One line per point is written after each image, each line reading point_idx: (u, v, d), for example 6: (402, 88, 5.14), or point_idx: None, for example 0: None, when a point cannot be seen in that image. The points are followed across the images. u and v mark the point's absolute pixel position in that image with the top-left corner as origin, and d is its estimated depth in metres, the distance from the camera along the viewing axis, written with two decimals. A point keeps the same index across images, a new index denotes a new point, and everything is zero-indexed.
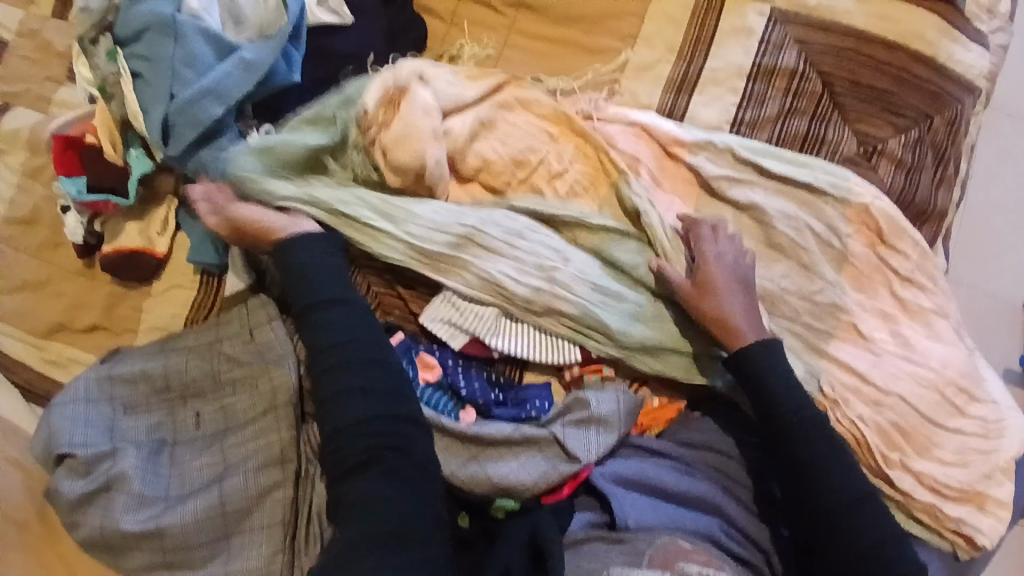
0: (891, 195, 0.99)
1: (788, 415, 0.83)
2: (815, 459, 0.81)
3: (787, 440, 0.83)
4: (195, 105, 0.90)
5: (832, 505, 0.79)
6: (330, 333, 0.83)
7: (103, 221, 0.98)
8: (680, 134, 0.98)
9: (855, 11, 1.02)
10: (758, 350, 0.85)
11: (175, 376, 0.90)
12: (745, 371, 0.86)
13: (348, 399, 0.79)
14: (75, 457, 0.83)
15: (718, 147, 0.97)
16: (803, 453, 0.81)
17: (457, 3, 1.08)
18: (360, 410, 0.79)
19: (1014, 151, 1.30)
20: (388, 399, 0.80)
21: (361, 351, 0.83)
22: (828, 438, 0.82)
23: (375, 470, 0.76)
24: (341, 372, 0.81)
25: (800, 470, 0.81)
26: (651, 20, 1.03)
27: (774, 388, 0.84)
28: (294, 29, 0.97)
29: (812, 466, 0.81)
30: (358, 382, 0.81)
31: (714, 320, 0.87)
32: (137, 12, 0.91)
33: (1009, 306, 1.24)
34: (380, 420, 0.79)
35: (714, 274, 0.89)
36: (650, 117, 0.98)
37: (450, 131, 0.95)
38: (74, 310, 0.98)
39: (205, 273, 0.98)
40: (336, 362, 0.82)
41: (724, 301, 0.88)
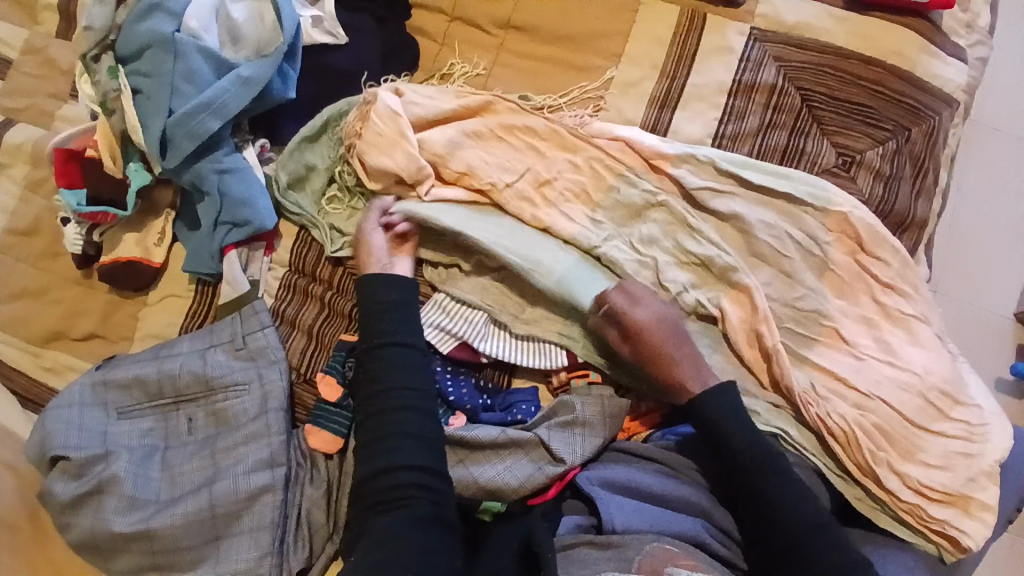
0: (871, 205, 1.01)
1: (741, 450, 0.84)
2: (768, 490, 0.82)
3: (744, 476, 0.84)
4: (194, 119, 0.94)
5: (783, 542, 0.80)
6: (398, 376, 0.85)
7: (102, 232, 1.00)
8: (661, 147, 1.00)
9: (832, 30, 1.07)
10: (710, 398, 0.87)
11: (168, 381, 0.91)
12: (700, 420, 0.87)
13: (390, 395, 0.84)
14: (68, 460, 0.84)
15: (700, 159, 0.99)
16: (772, 488, 0.82)
17: (450, 23, 1.12)
18: (418, 459, 0.81)
19: (998, 166, 1.34)
20: (435, 453, 0.83)
21: (422, 399, 0.85)
22: (783, 467, 0.84)
23: (411, 515, 0.78)
24: (398, 416, 0.83)
25: (754, 507, 0.83)
26: (636, 39, 1.08)
27: (729, 424, 0.85)
28: (291, 48, 1.01)
29: (764, 500, 0.82)
30: (417, 429, 0.82)
31: (661, 378, 0.89)
32: (141, 29, 0.95)
33: (997, 317, 1.26)
34: (429, 471, 0.81)
35: (655, 338, 0.88)
36: (634, 132, 1.00)
37: (429, 141, 1.00)
38: (72, 318, 1.00)
39: (201, 283, 1.00)
40: (398, 405, 0.84)
41: (666, 362, 0.88)
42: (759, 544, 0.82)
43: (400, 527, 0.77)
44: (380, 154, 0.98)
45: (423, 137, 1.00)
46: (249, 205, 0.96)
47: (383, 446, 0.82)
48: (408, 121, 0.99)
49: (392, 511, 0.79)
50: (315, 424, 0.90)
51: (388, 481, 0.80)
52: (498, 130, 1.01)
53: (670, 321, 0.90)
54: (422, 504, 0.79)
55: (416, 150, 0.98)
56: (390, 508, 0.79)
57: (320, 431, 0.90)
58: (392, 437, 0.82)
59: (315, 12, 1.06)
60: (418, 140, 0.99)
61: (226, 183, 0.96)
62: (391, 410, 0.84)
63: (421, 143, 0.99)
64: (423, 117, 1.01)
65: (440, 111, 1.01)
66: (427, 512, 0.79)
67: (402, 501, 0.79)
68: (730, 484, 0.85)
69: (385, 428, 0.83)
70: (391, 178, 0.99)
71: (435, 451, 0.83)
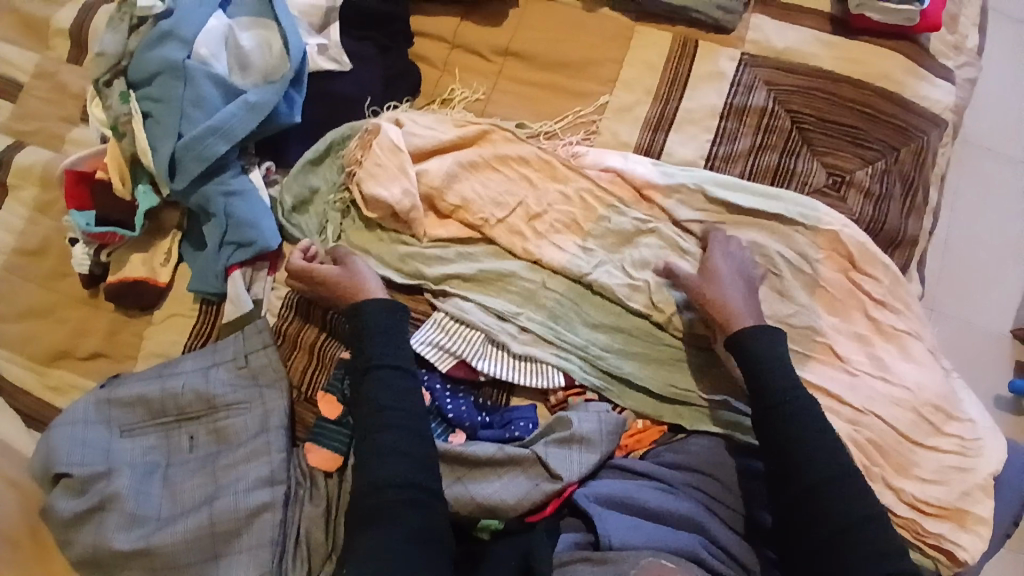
0: (862, 224, 1.03)
1: (775, 387, 0.86)
2: (799, 434, 0.84)
3: (791, 456, 0.83)
4: (202, 143, 0.97)
5: (830, 530, 0.79)
6: (390, 398, 0.86)
7: (109, 253, 1.02)
8: (654, 176, 1.02)
9: (820, 55, 1.10)
10: (759, 331, 0.89)
11: (171, 399, 0.92)
12: (747, 354, 0.88)
13: (382, 415, 0.85)
14: (71, 477, 0.86)
15: (691, 186, 1.02)
16: (798, 425, 0.84)
17: (451, 51, 1.16)
18: (406, 475, 0.81)
19: (989, 185, 1.36)
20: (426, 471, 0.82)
21: (409, 419, 0.85)
22: (814, 413, 0.85)
23: (404, 530, 0.78)
24: (387, 434, 0.83)
25: (786, 444, 0.84)
26: (629, 65, 1.11)
27: (779, 400, 0.85)
28: (297, 75, 1.04)
29: (799, 439, 0.83)
30: (401, 447, 0.83)
31: (712, 297, 0.92)
32: (152, 57, 0.99)
33: (993, 334, 1.27)
34: (417, 487, 0.81)
35: (717, 262, 0.95)
36: (624, 162, 1.04)
37: (428, 172, 1.02)
38: (77, 337, 1.02)
39: (205, 302, 1.02)
40: (386, 425, 0.84)
41: (725, 284, 0.93)
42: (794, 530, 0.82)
43: (394, 542, 0.77)
44: (379, 183, 1.01)
45: (423, 168, 1.03)
46: (253, 225, 0.99)
47: (372, 465, 0.82)
48: (408, 156, 1.02)
49: (379, 525, 0.79)
50: (314, 442, 0.91)
51: (372, 499, 0.80)
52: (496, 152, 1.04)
53: (742, 273, 0.95)
54: (409, 518, 0.79)
55: (413, 186, 1.01)
56: (377, 521, 0.79)
57: (323, 450, 0.91)
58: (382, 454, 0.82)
59: (321, 40, 1.10)
60: (417, 172, 1.02)
61: (232, 206, 0.99)
62: (376, 431, 0.84)
63: (419, 176, 1.02)
64: (421, 148, 1.04)
65: (439, 142, 1.04)
66: (417, 528, 0.78)
67: (384, 516, 0.79)
68: (777, 461, 0.84)
69: (372, 449, 0.83)
70: (387, 211, 1.02)
71: (427, 470, 0.82)
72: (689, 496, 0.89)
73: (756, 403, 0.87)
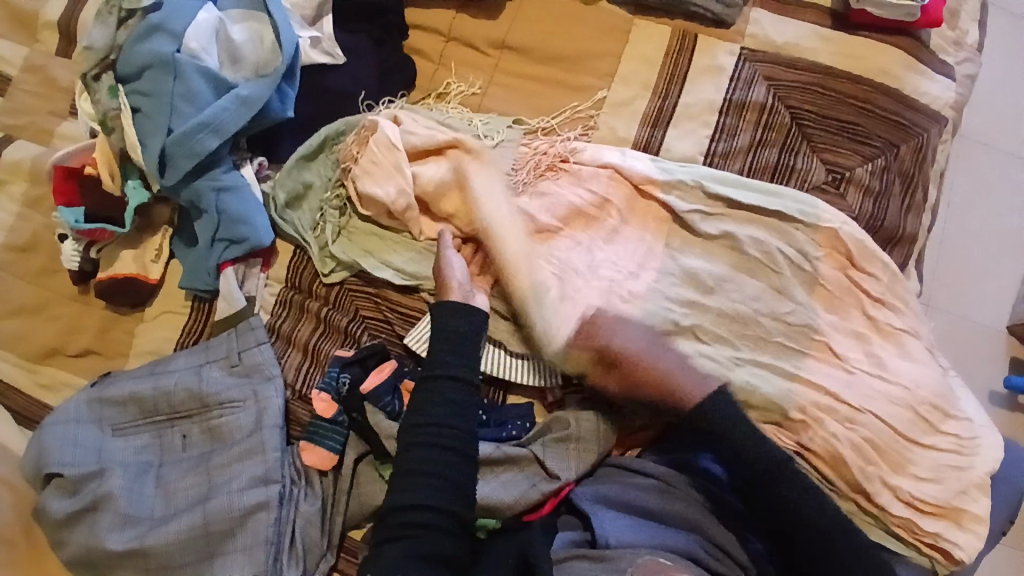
0: (861, 221, 1.03)
1: (732, 438, 0.86)
2: (763, 476, 0.85)
3: (770, 485, 0.84)
4: (193, 138, 0.95)
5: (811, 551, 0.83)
6: (444, 413, 0.84)
7: (99, 249, 1.01)
8: (652, 173, 1.01)
9: (819, 50, 1.09)
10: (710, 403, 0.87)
11: (164, 398, 0.91)
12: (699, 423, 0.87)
13: (430, 430, 0.83)
14: (63, 477, 0.85)
15: (688, 185, 1.01)
16: (763, 466, 0.84)
17: (446, 44, 1.14)
18: (435, 500, 0.80)
19: (988, 180, 1.36)
20: (450, 491, 0.81)
21: (457, 441, 0.83)
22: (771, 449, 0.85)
23: (416, 551, 0.78)
24: (421, 453, 0.82)
25: (754, 484, 0.85)
26: (628, 60, 1.10)
27: (745, 431, 0.86)
28: (289, 68, 1.02)
29: (766, 480, 0.84)
30: (443, 470, 0.81)
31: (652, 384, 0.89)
32: (141, 50, 0.96)
33: (990, 330, 1.28)
34: (445, 514, 0.80)
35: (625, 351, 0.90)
36: (622, 159, 1.02)
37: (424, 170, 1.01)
38: (69, 335, 1.00)
39: (197, 299, 1.01)
40: (427, 442, 0.83)
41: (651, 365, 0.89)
42: (794, 552, 0.85)
43: (400, 565, 0.77)
44: (374, 180, 1.00)
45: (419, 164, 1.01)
46: (245, 220, 0.97)
47: (408, 482, 0.81)
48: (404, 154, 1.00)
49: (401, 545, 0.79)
50: (310, 441, 0.90)
51: (400, 517, 0.80)
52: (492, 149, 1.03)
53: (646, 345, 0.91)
54: (429, 542, 0.78)
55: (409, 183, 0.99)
56: (398, 538, 0.79)
57: (317, 449, 0.89)
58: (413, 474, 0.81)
59: (314, 33, 1.08)
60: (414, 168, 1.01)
61: (224, 201, 0.97)
62: (418, 447, 0.83)
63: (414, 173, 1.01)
64: (416, 146, 1.02)
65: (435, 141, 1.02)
66: (429, 551, 0.78)
67: (409, 539, 0.79)
68: (750, 494, 0.86)
69: (413, 465, 0.82)
70: (382, 208, 1.01)
71: (460, 495, 0.81)
72: (686, 499, 0.87)
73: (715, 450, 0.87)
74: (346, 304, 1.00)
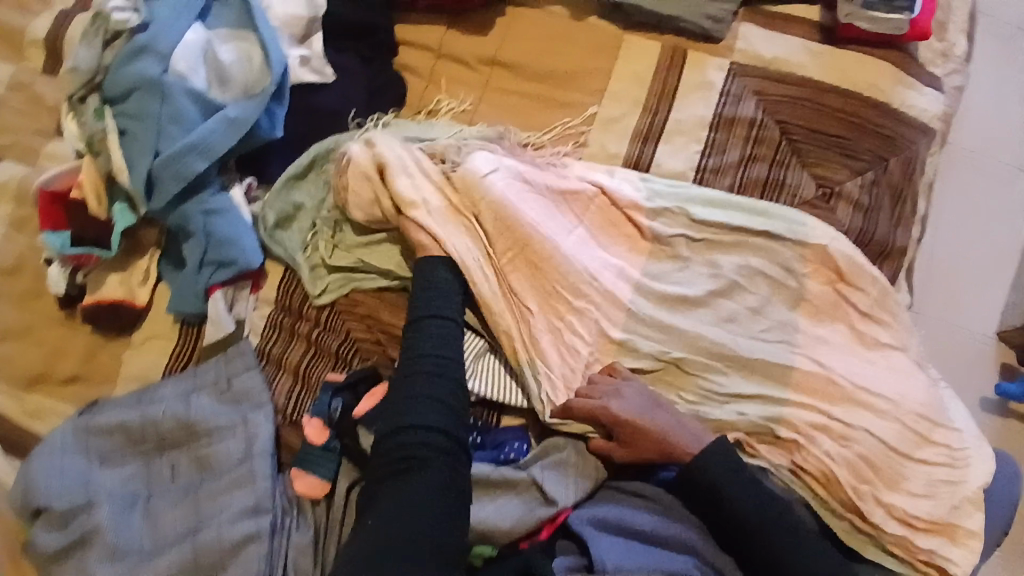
0: (851, 235, 1.03)
1: (719, 485, 0.86)
2: (755, 526, 0.84)
3: (757, 537, 0.84)
4: (180, 160, 0.93)
5: None
6: (436, 346, 0.88)
7: (85, 274, 0.99)
8: (638, 199, 1.01)
9: (808, 64, 1.09)
10: (711, 460, 0.87)
11: (151, 426, 0.89)
12: (696, 485, 0.87)
13: (427, 360, 0.87)
14: (51, 510, 0.83)
15: (672, 211, 1.01)
16: (753, 515, 0.85)
17: (436, 60, 1.13)
18: (434, 421, 0.82)
19: (977, 188, 1.37)
20: (449, 415, 0.83)
21: (449, 366, 0.87)
22: (757, 493, 0.86)
23: (424, 479, 0.78)
24: (422, 381, 0.85)
25: (748, 535, 0.85)
26: (619, 75, 1.09)
27: (724, 485, 0.86)
28: (279, 88, 1.01)
29: (757, 531, 0.84)
30: (439, 394, 0.84)
31: (657, 450, 0.88)
32: (127, 71, 0.95)
33: (980, 337, 1.28)
34: (444, 436, 0.82)
35: (634, 424, 0.89)
36: (611, 180, 1.02)
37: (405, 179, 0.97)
38: (54, 359, 0.99)
39: (185, 323, 0.99)
40: (424, 371, 0.86)
41: (657, 431, 0.89)
42: None
43: (405, 494, 0.77)
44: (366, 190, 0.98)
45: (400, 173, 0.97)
46: (231, 245, 0.95)
47: (406, 407, 0.83)
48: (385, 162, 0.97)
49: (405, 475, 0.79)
50: (301, 468, 0.89)
51: (398, 442, 0.81)
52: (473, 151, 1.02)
53: (648, 409, 0.90)
54: (431, 464, 0.79)
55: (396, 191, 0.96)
56: (398, 468, 0.80)
57: (310, 479, 0.88)
58: (410, 399, 0.83)
59: (304, 51, 1.06)
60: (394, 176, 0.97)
61: (212, 224, 0.96)
62: (414, 375, 0.85)
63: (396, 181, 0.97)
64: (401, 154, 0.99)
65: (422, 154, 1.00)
66: (440, 477, 0.79)
67: (410, 468, 0.79)
68: (740, 544, 0.85)
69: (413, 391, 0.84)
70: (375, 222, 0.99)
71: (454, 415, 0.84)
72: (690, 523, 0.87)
73: (700, 496, 0.87)
74: (337, 326, 0.98)
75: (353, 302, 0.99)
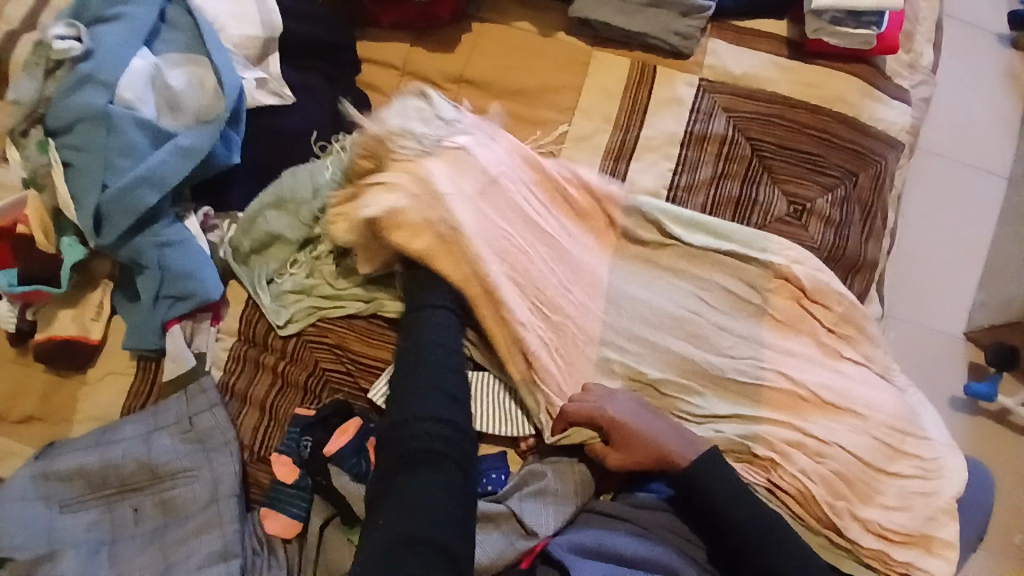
0: (823, 251, 1.03)
1: (713, 496, 0.86)
2: (749, 538, 0.85)
3: (751, 548, 0.84)
4: (131, 193, 0.90)
5: None
6: (436, 336, 0.88)
7: (36, 310, 0.95)
8: (615, 193, 1.01)
9: (777, 80, 1.09)
10: (702, 469, 0.87)
11: (112, 470, 0.86)
12: (690, 497, 0.87)
13: (430, 350, 0.87)
14: (12, 562, 0.79)
15: (647, 211, 1.00)
16: (748, 527, 0.85)
17: (403, 79, 1.11)
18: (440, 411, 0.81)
19: (945, 192, 1.38)
20: (459, 410, 0.83)
21: (450, 355, 0.87)
22: (748, 504, 0.86)
23: (437, 470, 0.78)
24: (429, 372, 0.85)
25: (738, 548, 0.85)
26: (588, 92, 1.08)
27: (718, 498, 0.86)
28: (234, 113, 0.98)
29: (748, 544, 0.84)
30: (446, 384, 0.84)
31: (653, 455, 0.88)
32: (71, 102, 0.91)
33: (950, 338, 1.30)
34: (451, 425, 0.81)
35: (627, 431, 0.88)
36: (589, 173, 1.02)
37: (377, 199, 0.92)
38: (11, 401, 0.95)
39: (143, 358, 0.96)
40: (428, 364, 0.85)
41: (651, 438, 0.88)
42: None
43: (422, 486, 0.76)
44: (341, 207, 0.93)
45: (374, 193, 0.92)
46: (190, 276, 0.93)
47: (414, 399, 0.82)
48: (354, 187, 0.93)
49: (422, 467, 0.78)
50: (272, 508, 0.88)
51: (408, 433, 0.80)
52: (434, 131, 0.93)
53: (642, 416, 0.89)
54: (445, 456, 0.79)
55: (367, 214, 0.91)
56: (416, 461, 0.78)
57: (279, 517, 0.87)
58: (421, 391, 0.83)
59: (259, 72, 1.03)
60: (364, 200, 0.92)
61: (168, 257, 0.93)
62: (425, 364, 0.85)
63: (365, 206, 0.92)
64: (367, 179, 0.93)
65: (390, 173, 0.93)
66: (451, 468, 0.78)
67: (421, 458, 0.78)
68: (734, 557, 0.86)
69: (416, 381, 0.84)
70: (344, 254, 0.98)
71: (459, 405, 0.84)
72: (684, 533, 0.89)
73: (695, 507, 0.88)
74: (306, 358, 0.96)
75: (322, 331, 0.96)
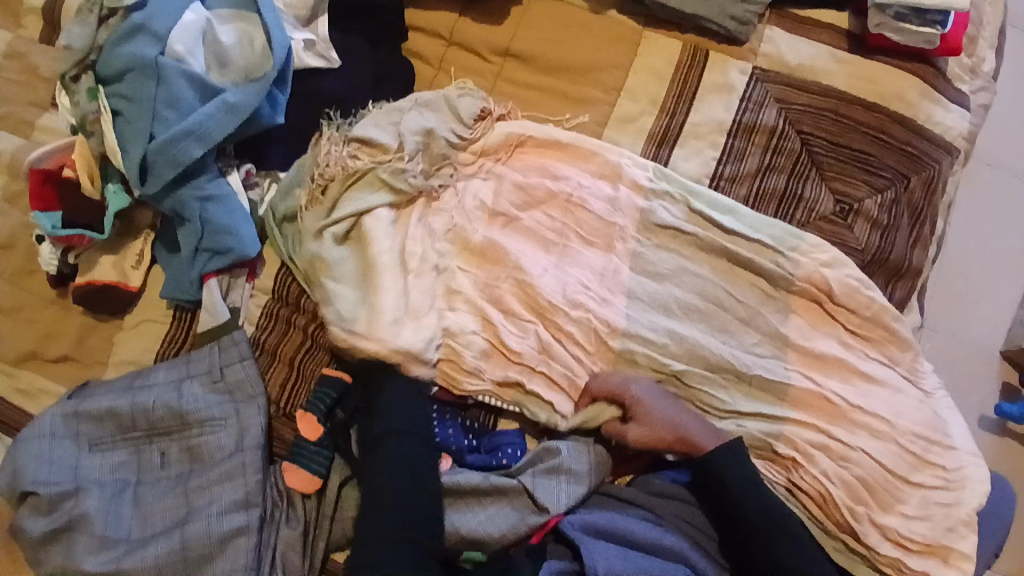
0: (868, 253, 1.00)
1: (725, 488, 0.85)
2: (755, 532, 0.84)
3: (755, 539, 0.84)
4: (177, 145, 0.90)
5: None
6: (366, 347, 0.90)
7: (77, 254, 0.97)
8: (641, 178, 0.99)
9: (834, 72, 1.06)
10: (722, 462, 0.86)
11: (142, 414, 0.88)
12: (706, 486, 0.87)
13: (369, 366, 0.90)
14: (38, 496, 0.82)
15: (673, 196, 0.99)
16: (758, 518, 0.84)
17: (447, 48, 1.10)
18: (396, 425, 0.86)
19: (994, 204, 1.33)
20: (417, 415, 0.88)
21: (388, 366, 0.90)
22: (760, 498, 0.85)
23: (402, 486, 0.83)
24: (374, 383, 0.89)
25: (743, 541, 0.84)
26: (635, 73, 1.06)
27: (731, 491, 0.85)
28: (281, 72, 0.98)
29: (753, 538, 0.84)
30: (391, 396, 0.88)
31: (673, 438, 0.88)
32: (121, 51, 0.92)
33: (983, 353, 1.26)
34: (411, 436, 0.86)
35: (649, 413, 0.88)
36: (620, 154, 1.00)
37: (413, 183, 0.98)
38: (48, 339, 0.97)
39: (179, 308, 0.97)
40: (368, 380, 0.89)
41: (672, 421, 0.89)
42: None
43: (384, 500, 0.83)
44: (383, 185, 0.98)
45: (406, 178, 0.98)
46: (229, 232, 0.93)
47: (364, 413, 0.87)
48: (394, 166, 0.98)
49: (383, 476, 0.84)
50: (292, 463, 0.89)
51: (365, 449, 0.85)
52: (450, 154, 0.99)
53: (665, 401, 0.90)
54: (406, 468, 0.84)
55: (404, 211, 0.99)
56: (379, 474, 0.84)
57: (296, 471, 0.88)
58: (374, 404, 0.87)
59: (308, 34, 1.03)
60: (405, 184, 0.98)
61: (209, 211, 0.93)
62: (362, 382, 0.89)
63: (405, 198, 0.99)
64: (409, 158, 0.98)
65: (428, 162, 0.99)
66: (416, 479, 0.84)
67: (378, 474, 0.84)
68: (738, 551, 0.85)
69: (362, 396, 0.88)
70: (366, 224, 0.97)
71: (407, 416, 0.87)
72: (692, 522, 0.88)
73: (706, 497, 0.87)
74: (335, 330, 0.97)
75: None
